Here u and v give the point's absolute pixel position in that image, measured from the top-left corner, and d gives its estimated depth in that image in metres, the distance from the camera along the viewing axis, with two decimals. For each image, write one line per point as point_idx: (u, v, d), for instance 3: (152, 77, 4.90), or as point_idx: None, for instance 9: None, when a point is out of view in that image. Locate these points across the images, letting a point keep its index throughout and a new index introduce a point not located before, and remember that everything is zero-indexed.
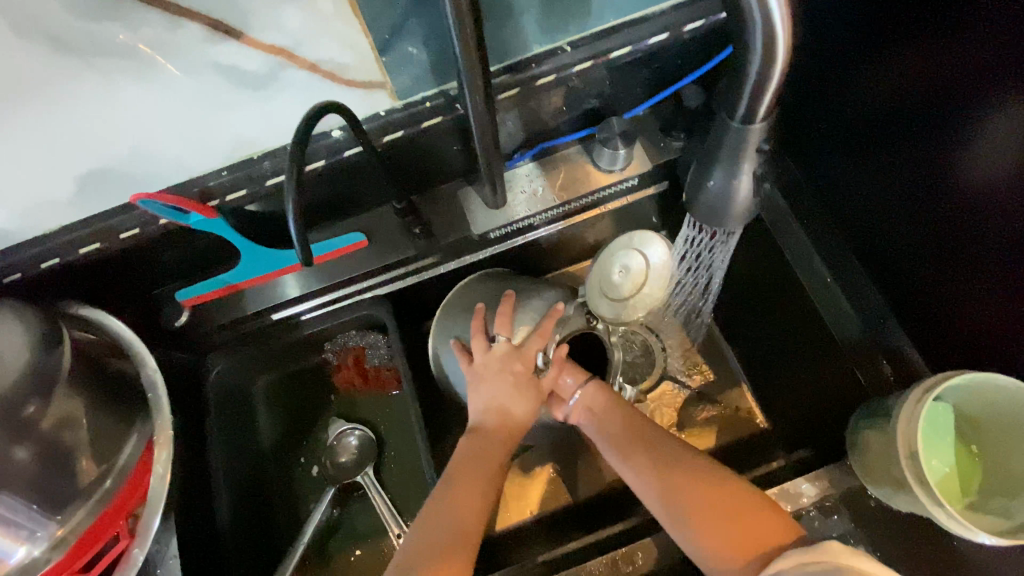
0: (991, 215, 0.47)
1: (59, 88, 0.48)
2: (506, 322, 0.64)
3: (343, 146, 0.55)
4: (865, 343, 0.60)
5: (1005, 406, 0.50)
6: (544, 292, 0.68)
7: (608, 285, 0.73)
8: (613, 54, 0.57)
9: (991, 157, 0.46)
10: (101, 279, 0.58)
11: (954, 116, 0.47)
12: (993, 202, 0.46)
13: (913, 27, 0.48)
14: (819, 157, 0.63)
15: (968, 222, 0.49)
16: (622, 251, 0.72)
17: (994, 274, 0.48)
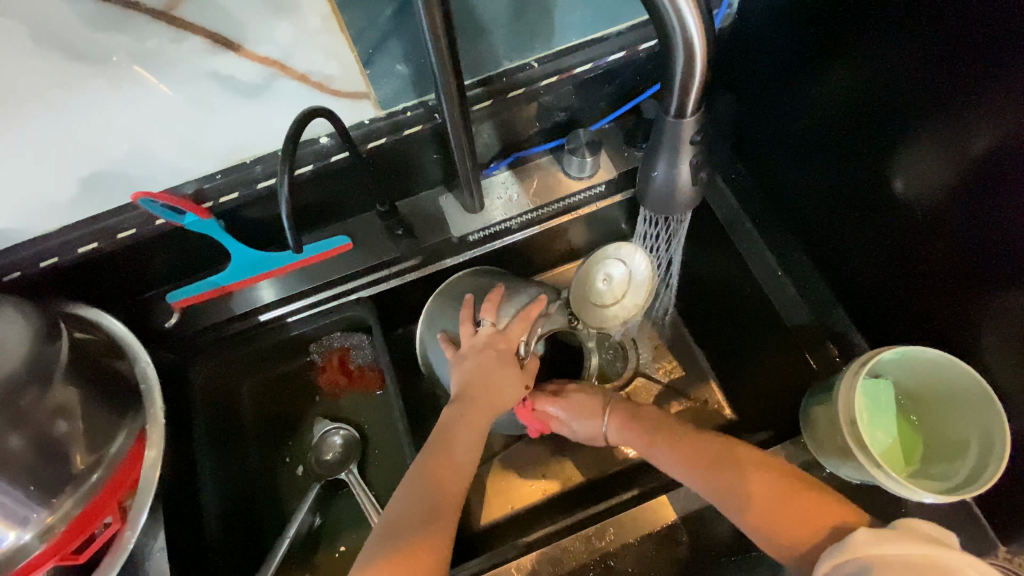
0: (925, 200, 0.53)
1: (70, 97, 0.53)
2: (492, 308, 0.67)
3: (329, 151, 0.59)
4: (813, 328, 0.66)
5: (938, 379, 0.55)
6: (529, 289, 0.70)
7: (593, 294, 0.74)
8: (576, 70, 0.63)
9: (915, 151, 0.52)
10: (97, 280, 0.61)
11: (887, 116, 0.53)
12: (924, 189, 0.52)
13: (846, 39, 0.54)
14: (772, 161, 0.70)
15: (906, 209, 0.55)
16: (609, 260, 0.73)
17: (932, 254, 0.54)
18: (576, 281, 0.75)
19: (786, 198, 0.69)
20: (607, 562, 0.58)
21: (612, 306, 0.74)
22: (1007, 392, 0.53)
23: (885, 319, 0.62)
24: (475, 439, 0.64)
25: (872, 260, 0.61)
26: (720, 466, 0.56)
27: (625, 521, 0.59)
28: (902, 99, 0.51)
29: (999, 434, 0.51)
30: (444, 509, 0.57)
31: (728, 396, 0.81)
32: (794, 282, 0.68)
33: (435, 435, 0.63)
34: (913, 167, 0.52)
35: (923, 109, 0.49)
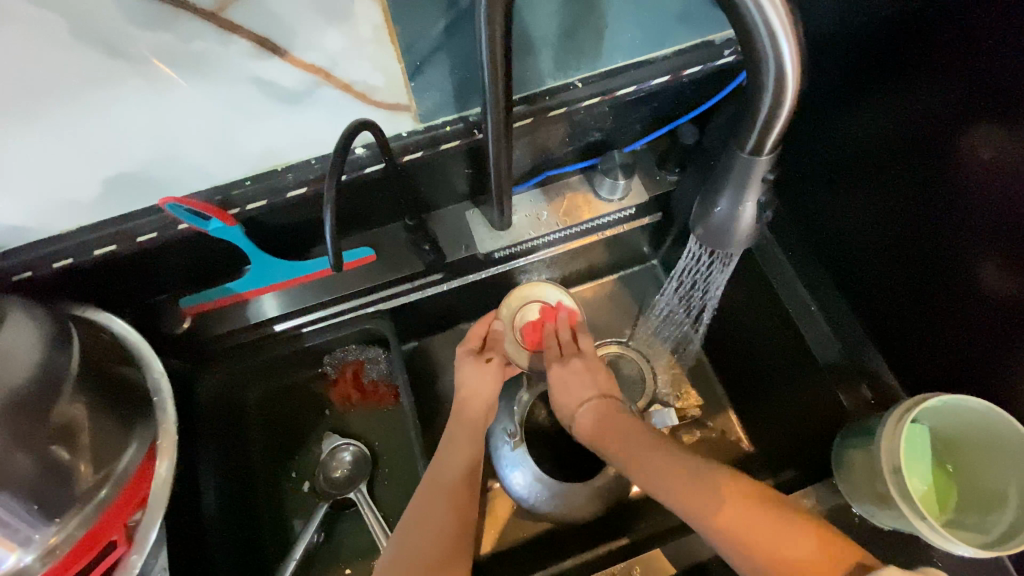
0: (974, 244, 0.51)
1: (99, 96, 0.51)
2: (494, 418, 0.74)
3: (365, 163, 0.57)
4: (842, 364, 0.64)
5: (979, 427, 0.54)
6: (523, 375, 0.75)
7: None
8: (619, 92, 0.61)
9: (968, 192, 0.50)
10: (110, 282, 0.58)
11: (938, 156, 0.52)
12: (974, 230, 0.51)
13: (895, 74, 0.53)
14: (805, 195, 0.69)
15: (952, 252, 0.53)
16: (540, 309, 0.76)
17: (979, 299, 0.53)
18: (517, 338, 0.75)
19: (819, 230, 0.68)
20: None
21: None
22: None
23: (919, 361, 0.60)
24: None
25: (911, 301, 0.59)
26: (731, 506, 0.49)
27: (652, 560, 0.57)
28: (958, 139, 0.50)
29: None
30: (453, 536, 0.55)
31: (748, 429, 0.80)
32: (827, 319, 0.66)
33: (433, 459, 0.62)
34: (964, 209, 0.51)
35: (981, 151, 0.48)
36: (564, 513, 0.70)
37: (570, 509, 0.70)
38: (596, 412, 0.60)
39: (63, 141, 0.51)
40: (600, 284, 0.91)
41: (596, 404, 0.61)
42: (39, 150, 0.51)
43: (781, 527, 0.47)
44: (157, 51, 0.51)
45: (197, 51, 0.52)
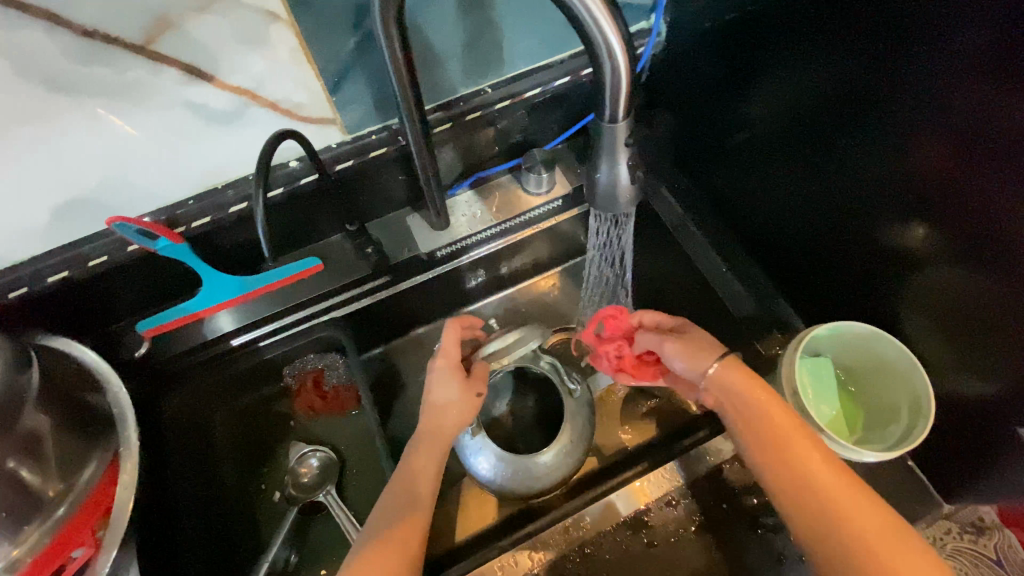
0: (862, 197, 0.58)
1: (34, 131, 0.51)
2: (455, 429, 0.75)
3: (299, 174, 0.63)
4: (757, 316, 0.71)
5: (868, 350, 0.61)
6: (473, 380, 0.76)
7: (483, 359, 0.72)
8: (527, 94, 0.69)
9: (866, 159, 0.55)
10: (68, 312, 0.62)
11: (847, 131, 0.56)
12: (864, 190, 0.57)
13: (767, 57, 0.61)
14: (710, 172, 0.78)
15: (847, 207, 0.60)
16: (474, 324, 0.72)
17: (870, 246, 0.59)
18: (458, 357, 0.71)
19: (733, 204, 0.76)
20: (586, 549, 0.60)
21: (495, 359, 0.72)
22: (932, 359, 0.59)
23: (825, 301, 0.68)
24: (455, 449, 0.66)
25: (814, 251, 0.67)
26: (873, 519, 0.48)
27: (601, 510, 0.61)
28: (862, 114, 0.53)
29: (925, 395, 0.56)
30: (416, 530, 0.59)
31: None
32: (740, 279, 0.74)
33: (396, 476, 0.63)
34: (853, 174, 0.57)
35: (878, 116, 0.52)
36: (534, 486, 0.72)
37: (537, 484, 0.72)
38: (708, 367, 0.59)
39: (3, 176, 0.53)
40: (545, 277, 0.97)
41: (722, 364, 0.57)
42: None
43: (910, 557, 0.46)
44: (92, 76, 0.50)
45: (131, 81, 0.51)
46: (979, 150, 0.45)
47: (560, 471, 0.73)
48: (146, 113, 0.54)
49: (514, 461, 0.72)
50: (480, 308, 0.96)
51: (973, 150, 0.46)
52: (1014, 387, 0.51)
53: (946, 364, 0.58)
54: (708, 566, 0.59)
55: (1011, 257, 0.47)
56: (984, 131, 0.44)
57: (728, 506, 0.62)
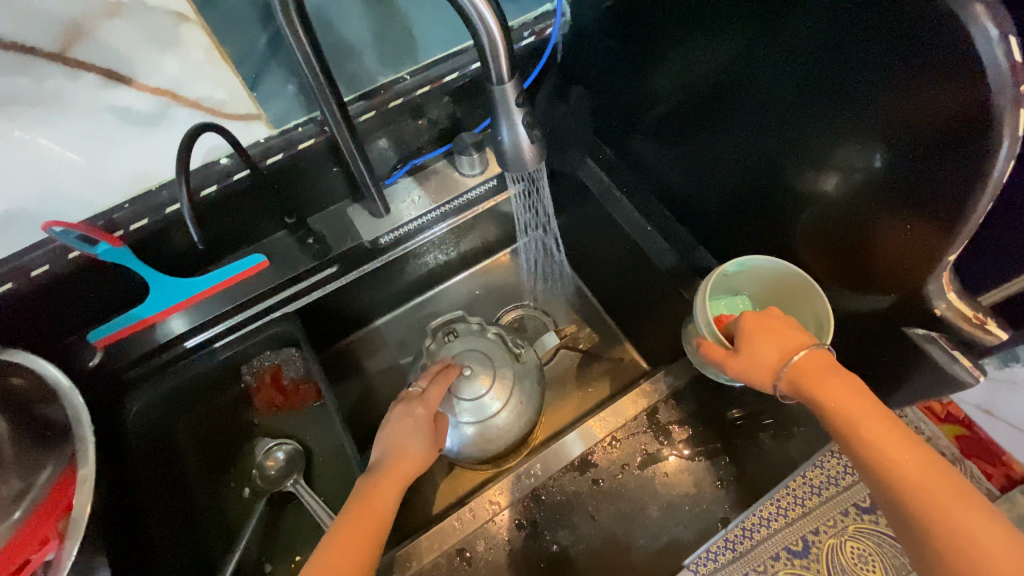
0: (759, 143, 0.63)
1: None
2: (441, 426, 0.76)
3: (230, 170, 0.65)
4: (684, 267, 0.77)
5: (775, 282, 0.66)
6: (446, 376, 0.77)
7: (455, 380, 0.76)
8: (446, 79, 0.74)
9: (749, 104, 0.61)
10: (16, 324, 0.63)
11: (730, 79, 0.62)
12: (759, 137, 0.63)
13: (661, 22, 0.66)
14: (626, 140, 0.83)
15: (749, 153, 0.65)
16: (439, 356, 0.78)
17: (776, 186, 0.64)
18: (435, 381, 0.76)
19: (648, 168, 0.82)
20: (537, 495, 0.64)
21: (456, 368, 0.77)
22: (831, 282, 0.65)
23: (737, 244, 0.74)
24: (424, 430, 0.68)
25: (727, 200, 0.72)
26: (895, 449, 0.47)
27: (549, 456, 0.66)
28: (739, 63, 0.59)
29: (825, 312, 0.60)
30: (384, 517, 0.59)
31: (639, 350, 0.92)
32: (663, 234, 0.79)
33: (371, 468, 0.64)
34: (748, 123, 0.63)
35: (752, 61, 0.58)
36: (495, 448, 0.78)
37: (492, 447, 0.78)
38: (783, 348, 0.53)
39: None
40: (493, 259, 1.02)
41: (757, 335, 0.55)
42: None
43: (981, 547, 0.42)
44: (16, 87, 0.58)
45: (50, 88, 0.59)
46: (834, 79, 0.51)
47: (516, 433, 0.79)
48: (72, 124, 0.60)
49: (476, 430, 0.76)
50: (432, 295, 1.00)
51: (832, 84, 0.51)
52: (899, 297, 0.57)
53: (843, 286, 0.63)
54: (655, 496, 0.64)
55: (887, 182, 0.52)
56: (844, 66, 0.49)
57: (666, 439, 0.66)
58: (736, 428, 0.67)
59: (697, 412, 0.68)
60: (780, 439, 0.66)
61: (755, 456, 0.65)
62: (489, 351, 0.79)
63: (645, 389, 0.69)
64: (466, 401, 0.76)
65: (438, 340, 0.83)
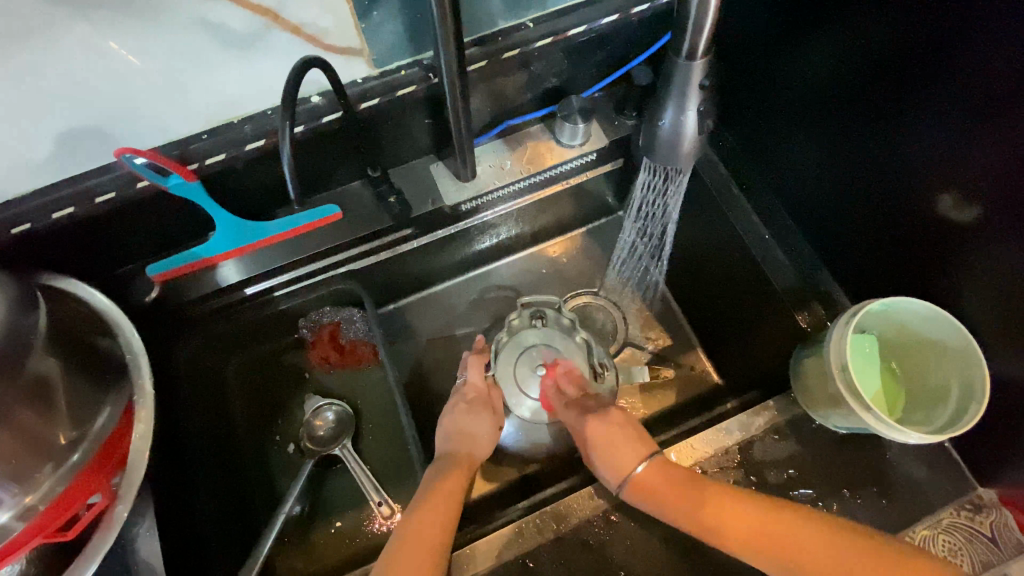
0: (928, 158, 0.53)
1: (46, 35, 0.52)
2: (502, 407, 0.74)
3: (321, 111, 0.58)
4: (798, 286, 0.68)
5: (922, 326, 0.58)
6: (518, 360, 0.74)
7: (526, 369, 0.73)
8: (570, 32, 0.65)
9: (932, 114, 0.51)
10: (74, 250, 0.58)
11: (914, 80, 0.51)
12: (938, 154, 0.52)
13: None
14: (752, 130, 0.73)
15: (913, 169, 0.55)
16: (523, 338, 0.75)
17: (933, 212, 0.55)
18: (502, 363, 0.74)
19: (773, 168, 0.71)
20: (610, 516, 0.58)
21: (535, 355, 0.74)
22: (988, 339, 0.56)
23: (867, 275, 0.65)
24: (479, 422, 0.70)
25: (867, 222, 0.62)
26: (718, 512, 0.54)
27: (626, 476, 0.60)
28: (932, 62, 0.49)
29: (981, 376, 0.53)
30: (454, 504, 0.59)
31: (716, 362, 0.84)
32: (781, 246, 0.70)
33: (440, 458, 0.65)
34: (920, 138, 0.53)
35: (962, 64, 0.47)
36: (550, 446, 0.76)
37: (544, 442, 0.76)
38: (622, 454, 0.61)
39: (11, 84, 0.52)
40: (568, 238, 0.92)
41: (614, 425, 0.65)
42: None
43: None
44: None
45: None
46: None
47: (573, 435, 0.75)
48: (158, 38, 0.54)
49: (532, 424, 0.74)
50: (496, 267, 0.91)
51: None
52: None
53: (1003, 347, 0.54)
54: None
55: None
56: None
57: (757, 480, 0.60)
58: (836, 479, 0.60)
59: (795, 454, 0.61)
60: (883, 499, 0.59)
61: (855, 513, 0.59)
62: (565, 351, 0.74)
63: (739, 420, 0.63)
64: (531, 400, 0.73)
65: (520, 321, 0.77)
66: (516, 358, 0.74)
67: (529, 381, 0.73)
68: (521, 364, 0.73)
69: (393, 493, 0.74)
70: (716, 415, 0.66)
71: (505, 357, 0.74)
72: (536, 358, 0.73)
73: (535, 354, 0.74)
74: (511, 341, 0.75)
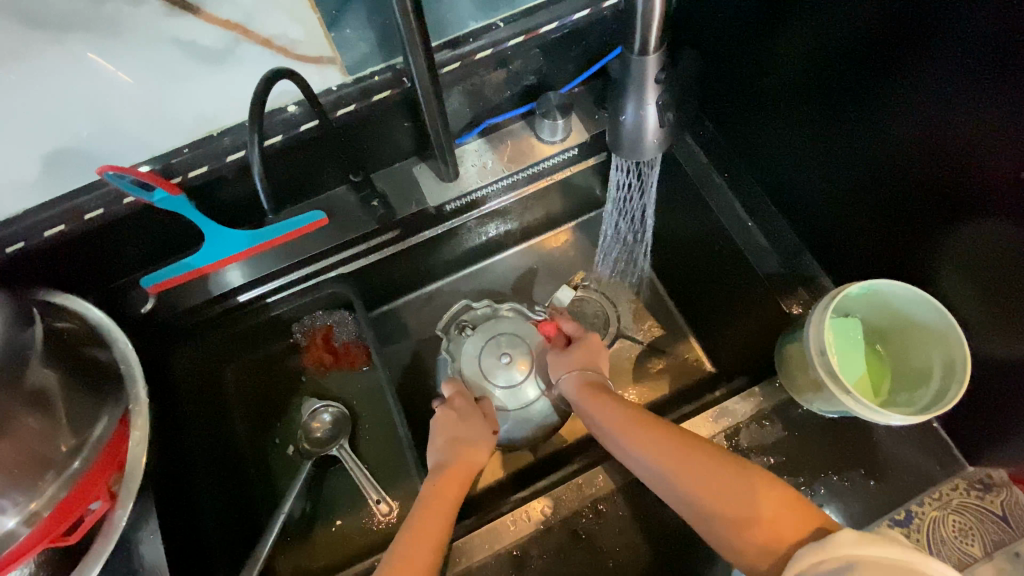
0: (909, 136, 0.53)
1: (40, 68, 0.58)
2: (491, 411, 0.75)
3: (299, 120, 0.60)
4: (783, 272, 0.68)
5: (904, 307, 0.58)
6: (473, 363, 0.78)
7: (485, 368, 0.77)
8: (543, 29, 0.65)
9: (902, 93, 0.51)
10: (69, 266, 0.60)
11: (883, 60, 0.51)
12: (914, 133, 0.52)
13: None
14: (731, 117, 0.73)
15: (894, 148, 0.54)
16: (468, 346, 0.80)
17: (917, 190, 0.54)
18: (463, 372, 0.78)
19: (756, 155, 0.71)
20: (598, 506, 0.59)
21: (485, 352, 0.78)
22: (969, 318, 0.56)
23: (851, 258, 0.65)
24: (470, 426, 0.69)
25: (847, 205, 0.62)
26: (684, 450, 0.55)
27: (615, 468, 0.61)
28: (898, 41, 0.49)
29: (961, 356, 0.54)
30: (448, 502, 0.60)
31: (708, 350, 0.85)
32: (765, 232, 0.70)
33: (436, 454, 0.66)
34: (894, 118, 0.53)
35: (927, 43, 0.47)
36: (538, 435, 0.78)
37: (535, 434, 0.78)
38: (575, 384, 0.68)
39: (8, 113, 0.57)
40: (558, 232, 0.93)
41: (585, 345, 0.73)
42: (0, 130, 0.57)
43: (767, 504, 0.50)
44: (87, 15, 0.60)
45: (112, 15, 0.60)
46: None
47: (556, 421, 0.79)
48: (134, 56, 0.59)
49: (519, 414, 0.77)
50: (487, 264, 0.92)
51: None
52: None
53: (986, 324, 0.54)
54: None
55: None
56: None
57: (744, 465, 0.60)
58: (824, 463, 0.60)
59: (782, 439, 0.62)
60: (870, 480, 0.60)
61: (842, 495, 0.59)
62: (520, 334, 0.78)
63: (725, 408, 0.63)
64: (502, 388, 0.77)
65: (453, 337, 0.82)
66: (475, 361, 0.78)
67: (495, 373, 0.77)
68: (480, 367, 0.77)
69: (392, 490, 0.76)
70: (703, 403, 0.67)
71: (459, 363, 0.79)
72: (490, 354, 0.78)
73: (487, 353, 0.78)
74: (463, 352, 0.79)
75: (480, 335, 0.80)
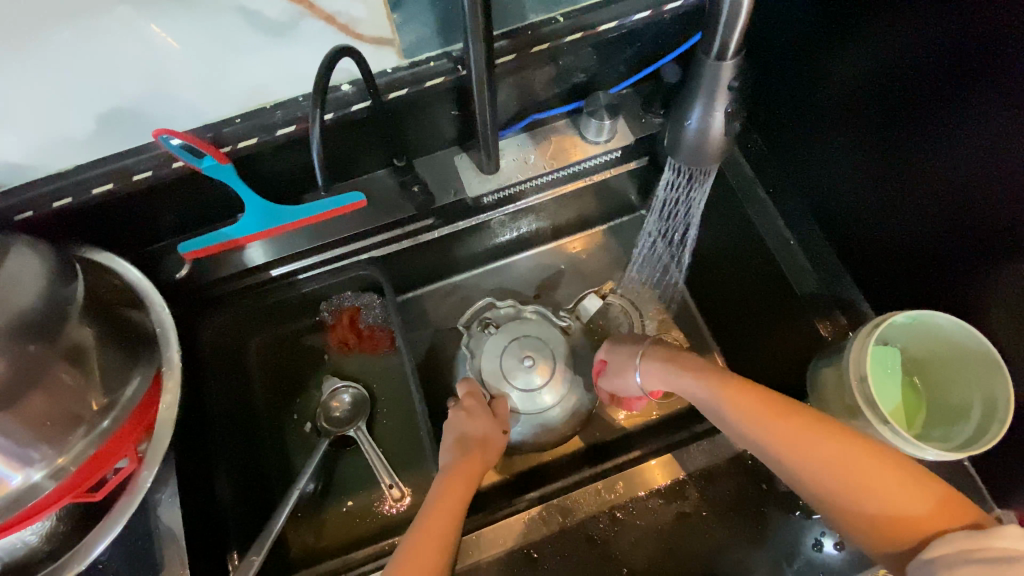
0: (970, 167, 0.51)
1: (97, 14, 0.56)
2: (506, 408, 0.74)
3: (351, 100, 0.60)
4: (820, 294, 0.67)
5: (948, 342, 0.57)
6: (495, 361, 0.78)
7: (507, 368, 0.77)
8: (600, 28, 0.64)
9: (969, 121, 0.50)
10: (108, 224, 0.61)
11: (951, 87, 0.50)
12: (975, 163, 0.51)
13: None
14: (780, 133, 0.71)
15: (956, 178, 0.53)
16: (491, 343, 0.79)
17: (974, 221, 0.52)
18: (484, 370, 0.78)
19: (804, 172, 0.70)
20: (615, 513, 0.59)
21: (508, 352, 0.78)
22: (1015, 358, 0.54)
23: (894, 288, 0.63)
24: (489, 421, 0.69)
25: (897, 232, 0.60)
26: (792, 432, 0.48)
27: (634, 476, 0.60)
28: (971, 67, 0.48)
29: (1004, 397, 0.52)
30: (462, 487, 0.60)
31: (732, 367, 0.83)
32: (806, 252, 0.69)
33: (459, 444, 0.66)
34: (957, 147, 0.51)
35: (1002, 73, 0.46)
36: (555, 437, 0.78)
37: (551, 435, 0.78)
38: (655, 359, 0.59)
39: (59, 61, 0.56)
40: (589, 234, 0.92)
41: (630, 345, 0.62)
42: (49, 75, 0.56)
43: (907, 489, 0.44)
44: None
45: None
46: None
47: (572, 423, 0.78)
48: (195, 21, 0.57)
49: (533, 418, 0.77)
50: (516, 260, 0.91)
51: None
52: None
53: None
54: (750, 549, 0.58)
55: None
56: None
57: (767, 487, 0.59)
58: None
59: None
60: None
61: None
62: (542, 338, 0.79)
63: None
64: (518, 390, 0.77)
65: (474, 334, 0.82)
66: (496, 359, 0.78)
67: (515, 373, 0.77)
68: (501, 365, 0.77)
69: (404, 476, 0.76)
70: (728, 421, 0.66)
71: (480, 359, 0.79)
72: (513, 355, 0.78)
73: (509, 352, 0.78)
74: (486, 348, 0.79)
75: (506, 334, 0.80)
